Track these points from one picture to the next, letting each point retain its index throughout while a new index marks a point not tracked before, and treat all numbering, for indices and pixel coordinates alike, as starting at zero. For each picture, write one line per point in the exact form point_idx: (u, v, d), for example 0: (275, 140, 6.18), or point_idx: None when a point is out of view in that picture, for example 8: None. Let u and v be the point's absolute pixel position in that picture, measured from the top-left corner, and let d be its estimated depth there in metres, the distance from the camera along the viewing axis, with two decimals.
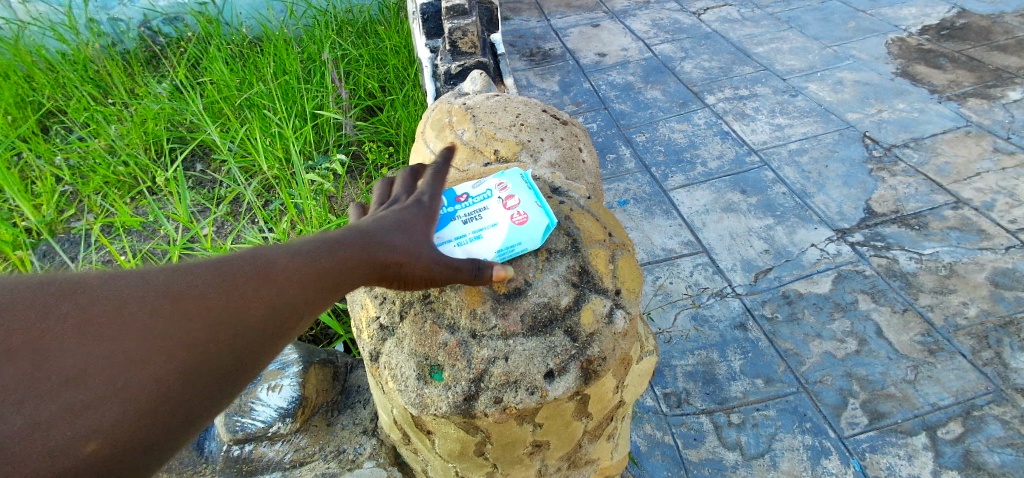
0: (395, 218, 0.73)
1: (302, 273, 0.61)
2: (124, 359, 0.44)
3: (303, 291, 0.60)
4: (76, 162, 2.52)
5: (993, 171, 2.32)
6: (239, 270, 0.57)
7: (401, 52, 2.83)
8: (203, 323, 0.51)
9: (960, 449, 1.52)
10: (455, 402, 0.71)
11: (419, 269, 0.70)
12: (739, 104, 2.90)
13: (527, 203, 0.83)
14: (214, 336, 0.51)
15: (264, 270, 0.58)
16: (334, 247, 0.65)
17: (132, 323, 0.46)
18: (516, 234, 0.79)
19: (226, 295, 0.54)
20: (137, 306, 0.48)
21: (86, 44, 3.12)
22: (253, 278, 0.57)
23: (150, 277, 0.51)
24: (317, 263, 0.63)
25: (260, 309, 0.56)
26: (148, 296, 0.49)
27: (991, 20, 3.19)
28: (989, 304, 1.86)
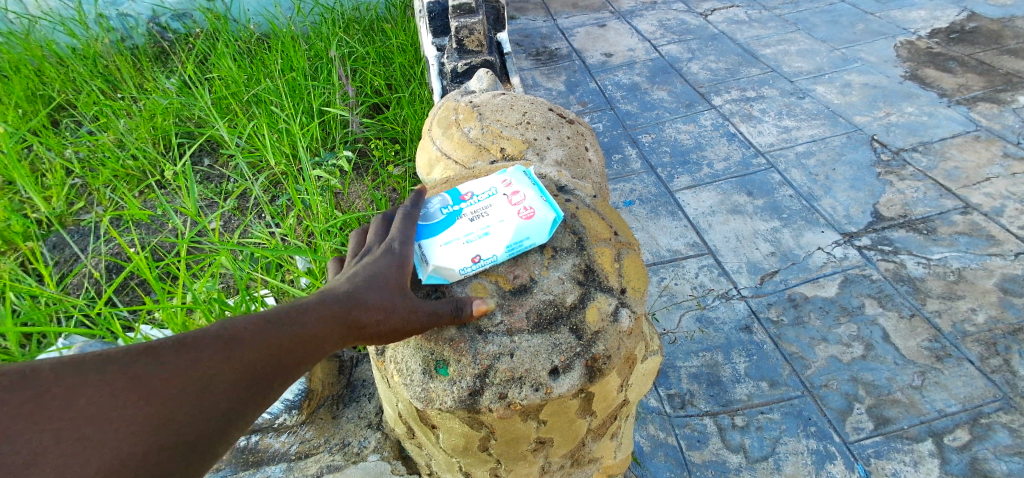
0: (373, 268, 0.71)
1: (273, 341, 0.63)
2: (88, 442, 0.49)
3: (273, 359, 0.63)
4: (86, 156, 2.53)
5: (1003, 176, 2.30)
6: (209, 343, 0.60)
7: (408, 50, 2.84)
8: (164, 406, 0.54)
9: (966, 457, 1.51)
10: (460, 397, 0.72)
11: (399, 323, 0.68)
12: (746, 105, 2.89)
13: (533, 198, 0.83)
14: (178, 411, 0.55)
15: (233, 343, 0.61)
16: (310, 309, 0.67)
17: (94, 409, 0.51)
18: (524, 229, 0.78)
19: (194, 370, 0.58)
20: (105, 391, 0.53)
21: (96, 39, 3.14)
22: (220, 353, 0.60)
23: (124, 357, 0.56)
24: (289, 328, 0.65)
25: (226, 382, 0.59)
26: (118, 379, 0.54)
27: (1002, 24, 3.17)
28: (997, 311, 1.84)
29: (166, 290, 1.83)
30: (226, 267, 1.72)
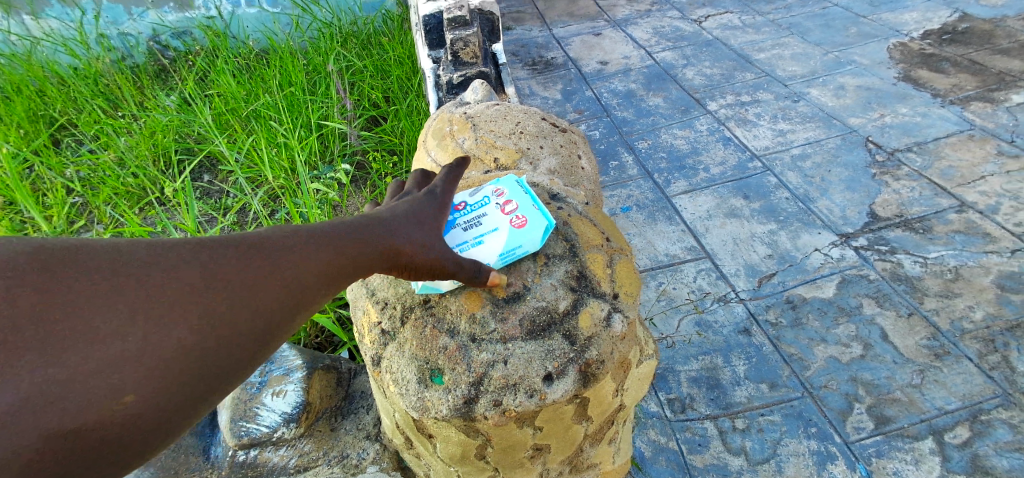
0: (409, 208, 0.75)
1: (317, 253, 0.63)
2: (153, 318, 0.49)
3: (308, 280, 0.61)
4: (87, 174, 2.56)
5: (998, 174, 2.31)
6: (244, 257, 0.58)
7: (405, 62, 2.87)
8: (222, 297, 0.54)
9: (968, 454, 1.51)
10: (455, 405, 0.73)
11: (431, 259, 0.71)
12: (741, 110, 2.91)
13: (526, 207, 0.84)
14: (213, 323, 0.53)
15: (283, 249, 0.61)
16: (345, 234, 0.66)
17: (157, 289, 0.51)
18: (516, 238, 0.80)
19: (229, 281, 0.56)
20: (167, 274, 0.52)
21: (97, 58, 3.19)
22: (272, 256, 0.60)
23: (155, 259, 0.53)
24: (326, 250, 0.64)
25: (281, 283, 0.59)
26: (157, 279, 0.51)
27: (994, 24, 3.19)
28: (994, 308, 1.84)
29: None
30: None
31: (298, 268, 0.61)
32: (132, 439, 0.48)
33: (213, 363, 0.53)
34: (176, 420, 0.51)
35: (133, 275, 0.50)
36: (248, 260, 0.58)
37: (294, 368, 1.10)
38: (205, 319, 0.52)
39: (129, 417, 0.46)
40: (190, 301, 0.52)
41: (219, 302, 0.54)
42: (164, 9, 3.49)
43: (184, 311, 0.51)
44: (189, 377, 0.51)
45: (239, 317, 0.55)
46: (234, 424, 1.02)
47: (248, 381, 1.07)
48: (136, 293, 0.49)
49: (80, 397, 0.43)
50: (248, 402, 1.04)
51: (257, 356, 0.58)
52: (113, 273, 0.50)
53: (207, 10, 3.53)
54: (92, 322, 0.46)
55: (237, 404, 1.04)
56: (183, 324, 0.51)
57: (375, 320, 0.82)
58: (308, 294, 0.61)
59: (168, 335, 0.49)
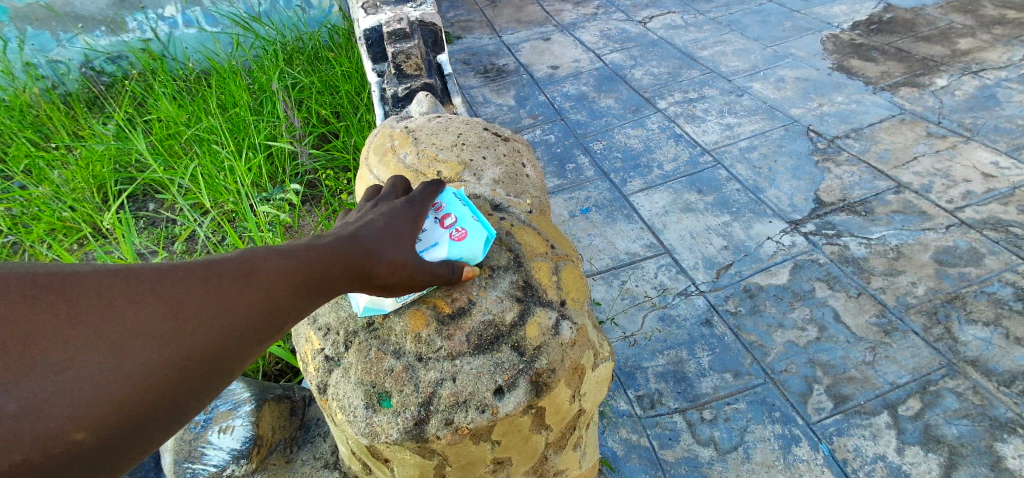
0: (384, 222, 0.75)
1: (300, 259, 0.64)
2: (151, 315, 0.49)
3: (294, 287, 0.62)
4: (17, 211, 2.40)
5: (928, 154, 2.44)
6: (228, 267, 0.58)
7: (353, 76, 2.81)
8: (215, 297, 0.55)
9: (920, 424, 1.57)
10: (405, 428, 0.70)
11: (407, 278, 0.72)
12: (689, 106, 2.98)
13: (465, 219, 0.82)
14: (209, 328, 0.53)
15: (266, 255, 0.62)
16: (324, 246, 0.67)
17: (152, 290, 0.51)
18: (457, 251, 0.78)
19: (219, 288, 0.55)
20: (157, 277, 0.52)
21: (24, 89, 3.02)
22: (258, 259, 0.61)
23: (137, 268, 0.51)
24: (310, 259, 0.64)
25: (271, 283, 0.60)
26: (148, 282, 0.51)
27: (915, 13, 3.38)
28: (935, 282, 1.94)
29: None
30: None
31: (287, 275, 0.61)
32: (123, 444, 0.46)
33: (207, 367, 0.52)
34: (164, 423, 0.50)
35: (124, 284, 0.49)
36: (235, 268, 0.58)
37: (242, 402, 1.06)
38: (199, 325, 0.52)
39: (124, 422, 0.45)
40: (185, 301, 0.52)
41: (212, 309, 0.54)
42: (94, 33, 3.32)
43: (176, 318, 0.51)
44: (184, 383, 0.50)
45: (232, 322, 0.55)
46: (178, 467, 0.99)
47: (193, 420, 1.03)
48: (127, 300, 0.49)
49: (81, 401, 0.42)
50: (192, 442, 1.00)
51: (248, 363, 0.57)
52: (103, 281, 0.49)
53: (142, 32, 3.39)
54: (87, 330, 0.45)
55: (180, 445, 1.00)
56: (176, 331, 0.50)
57: (318, 347, 0.79)
58: (296, 301, 0.62)
59: (162, 342, 0.49)
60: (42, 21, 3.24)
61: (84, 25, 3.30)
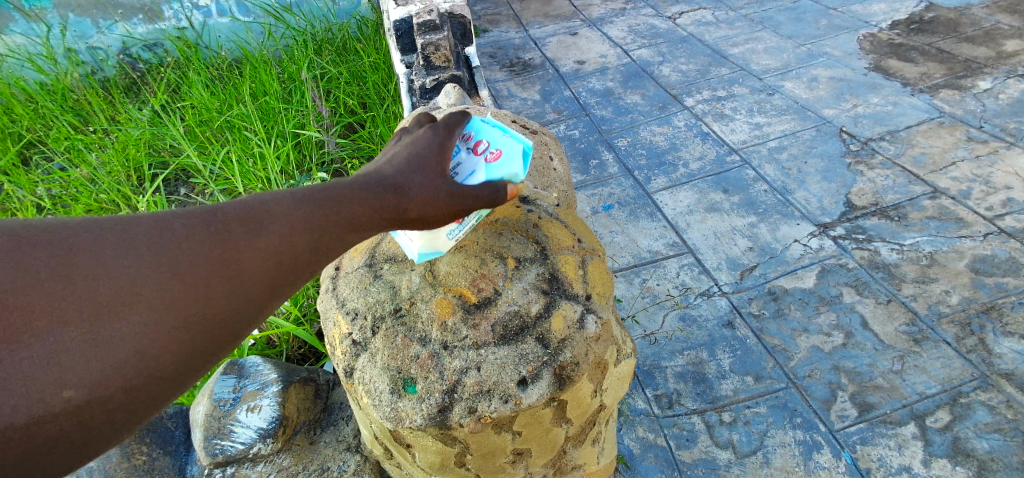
0: (410, 155, 0.72)
1: (314, 209, 0.62)
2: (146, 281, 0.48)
3: (306, 239, 0.60)
4: (58, 191, 2.48)
5: (968, 159, 2.35)
6: (232, 227, 0.56)
7: (381, 68, 2.84)
8: (216, 257, 0.53)
9: (948, 437, 1.53)
10: (430, 414, 0.71)
11: (444, 207, 0.70)
12: (717, 105, 2.93)
13: (496, 139, 0.79)
14: (212, 288, 0.52)
15: (274, 207, 0.60)
16: (343, 192, 0.65)
17: (148, 254, 0.49)
18: (496, 171, 0.75)
19: (224, 245, 0.54)
20: (154, 242, 0.51)
21: (65, 74, 3.12)
22: (266, 213, 0.59)
23: (133, 233, 0.50)
24: (323, 208, 0.62)
25: (280, 238, 0.58)
26: (143, 246, 0.50)
27: (959, 12, 3.26)
28: (969, 291, 1.88)
29: None
30: None
31: (297, 228, 0.59)
32: (134, 406, 0.47)
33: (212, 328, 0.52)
34: (174, 387, 0.50)
35: (122, 246, 0.49)
36: (241, 222, 0.56)
37: (269, 383, 1.08)
38: (203, 286, 0.51)
39: (127, 386, 0.45)
40: (184, 264, 0.51)
41: (214, 267, 0.52)
42: (132, 21, 3.42)
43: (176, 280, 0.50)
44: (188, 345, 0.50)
45: (239, 281, 0.54)
46: (208, 442, 1.01)
47: (222, 398, 1.05)
48: (124, 262, 0.48)
49: (78, 368, 0.43)
50: (222, 419, 1.02)
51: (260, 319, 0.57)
52: (102, 244, 0.48)
53: (177, 21, 3.47)
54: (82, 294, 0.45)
55: (210, 422, 1.02)
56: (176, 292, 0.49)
57: (346, 331, 0.81)
58: (309, 254, 0.60)
59: (161, 304, 0.48)
60: (84, 8, 3.35)
61: (123, 12, 3.39)
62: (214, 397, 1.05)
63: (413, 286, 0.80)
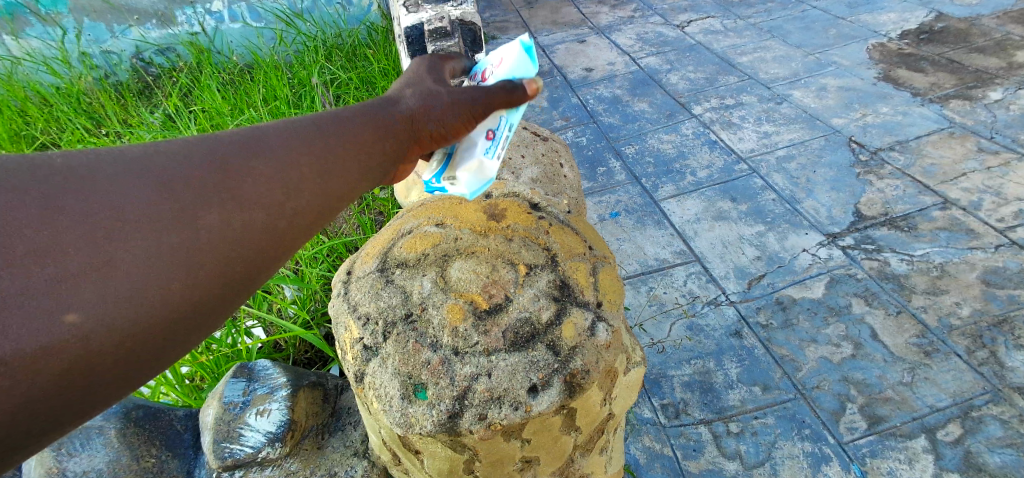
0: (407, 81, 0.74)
1: (328, 138, 0.58)
2: (153, 209, 0.43)
3: (323, 168, 0.56)
4: None
5: (979, 171, 2.34)
6: (245, 154, 0.51)
7: (390, 74, 2.86)
8: (231, 186, 0.48)
9: (960, 451, 1.51)
10: (439, 420, 0.71)
11: (456, 110, 0.71)
12: (725, 113, 2.93)
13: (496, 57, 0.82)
14: (227, 208, 0.47)
15: (291, 134, 0.56)
16: (354, 120, 0.62)
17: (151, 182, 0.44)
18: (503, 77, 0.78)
19: (234, 166, 0.49)
20: (159, 168, 0.45)
21: (80, 77, 3.17)
22: (282, 142, 0.54)
23: (135, 160, 0.45)
24: (338, 139, 0.59)
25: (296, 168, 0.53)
26: (146, 171, 0.45)
27: (969, 23, 3.25)
28: (981, 303, 1.86)
29: None
30: None
31: (306, 151, 0.55)
32: (144, 351, 0.42)
33: (234, 250, 0.47)
34: (189, 333, 0.45)
35: (120, 168, 0.44)
36: (244, 143, 0.52)
37: (278, 387, 1.10)
38: (215, 203, 0.46)
39: (141, 327, 0.41)
40: (194, 191, 0.46)
41: (225, 186, 0.48)
42: (147, 26, 3.47)
43: (183, 197, 0.45)
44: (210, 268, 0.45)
45: (255, 200, 0.49)
46: (217, 446, 1.00)
47: (231, 402, 1.05)
48: (124, 187, 0.43)
49: (87, 288, 0.38)
50: (231, 422, 1.03)
51: (288, 246, 0.52)
52: (94, 173, 0.43)
53: (190, 26, 3.52)
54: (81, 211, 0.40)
55: (219, 425, 1.02)
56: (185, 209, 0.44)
57: (357, 336, 0.81)
58: (323, 177, 0.56)
59: (172, 222, 0.43)
60: (99, 13, 3.40)
61: (138, 17, 3.44)
62: (223, 400, 1.05)
63: (424, 292, 0.82)
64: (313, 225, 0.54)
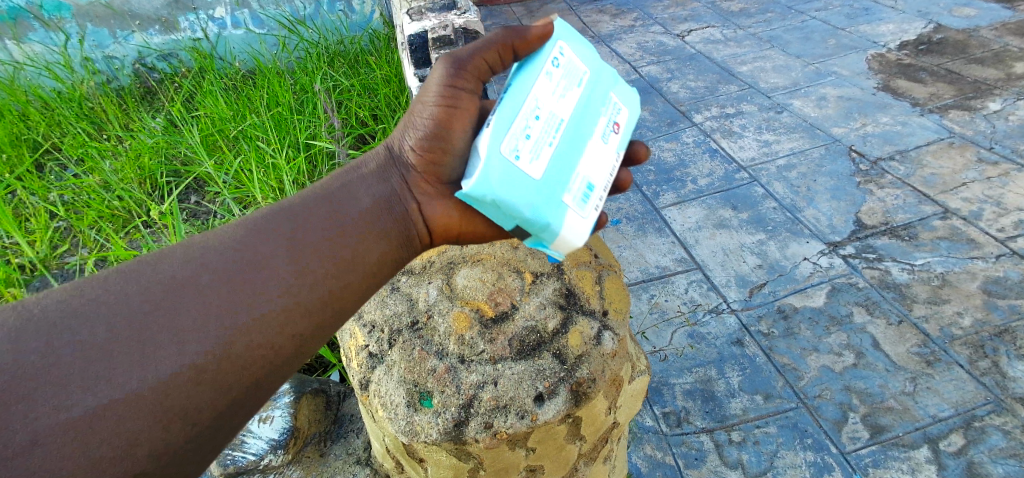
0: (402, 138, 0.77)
1: (292, 238, 0.66)
2: (133, 352, 0.54)
3: (288, 271, 0.64)
4: (71, 198, 2.51)
5: (979, 181, 2.35)
6: (210, 277, 0.61)
7: (393, 80, 2.86)
8: (198, 310, 0.59)
9: (963, 461, 1.50)
10: (445, 429, 0.70)
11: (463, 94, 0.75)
12: (726, 122, 2.94)
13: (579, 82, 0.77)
14: (197, 334, 0.57)
15: (257, 245, 0.64)
16: (324, 209, 0.70)
17: (134, 323, 0.56)
18: None
19: (202, 291, 0.60)
20: (139, 309, 0.57)
21: (81, 82, 3.17)
22: (247, 256, 0.63)
23: (121, 306, 0.57)
24: (306, 236, 0.67)
25: (260, 280, 0.62)
26: (128, 313, 0.56)
27: (967, 34, 3.28)
28: (983, 313, 1.86)
29: None
30: None
31: (256, 261, 0.63)
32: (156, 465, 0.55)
33: (201, 375, 0.57)
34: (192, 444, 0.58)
35: (108, 315, 0.56)
36: (190, 272, 0.61)
37: (281, 394, 1.09)
38: (165, 340, 0.56)
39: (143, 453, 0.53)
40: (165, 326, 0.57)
41: (174, 320, 0.57)
42: (149, 31, 3.48)
43: (142, 342, 0.55)
44: (185, 394, 0.56)
45: (202, 324, 0.58)
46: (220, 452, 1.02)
47: None
48: (111, 334, 0.55)
49: (68, 449, 0.49)
50: None
51: (262, 352, 0.61)
52: (89, 321, 0.55)
53: (193, 32, 3.53)
54: (71, 379, 0.52)
55: None
56: (145, 354, 0.55)
57: (362, 343, 0.81)
58: (270, 285, 0.63)
59: (148, 361, 0.54)
60: (102, 19, 3.40)
61: (140, 22, 3.45)
62: None
63: (431, 299, 0.82)
64: (279, 328, 0.62)
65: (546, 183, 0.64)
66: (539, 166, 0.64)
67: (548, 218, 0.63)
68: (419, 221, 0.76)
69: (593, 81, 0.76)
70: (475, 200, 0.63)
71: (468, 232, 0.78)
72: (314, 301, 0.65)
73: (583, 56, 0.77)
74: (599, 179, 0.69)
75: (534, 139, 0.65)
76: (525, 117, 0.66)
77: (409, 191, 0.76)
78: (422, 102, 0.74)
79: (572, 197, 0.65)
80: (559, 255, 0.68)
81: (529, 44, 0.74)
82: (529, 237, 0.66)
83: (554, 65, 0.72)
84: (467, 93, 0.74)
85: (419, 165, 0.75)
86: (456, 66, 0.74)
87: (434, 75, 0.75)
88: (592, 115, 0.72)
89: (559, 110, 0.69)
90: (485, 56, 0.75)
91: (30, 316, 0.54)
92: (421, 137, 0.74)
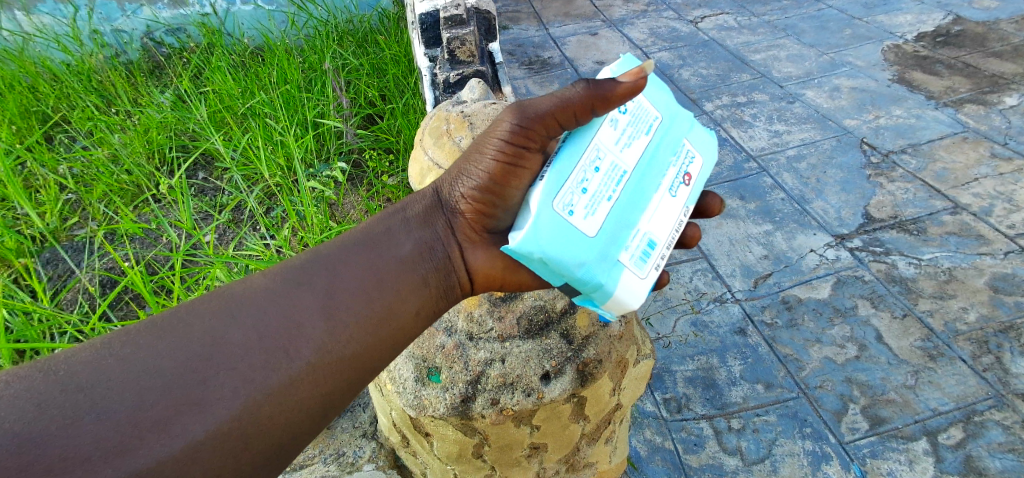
0: (455, 177, 0.66)
1: (331, 288, 0.59)
2: (157, 409, 0.47)
3: (327, 323, 0.57)
4: (80, 171, 2.51)
5: (991, 176, 2.32)
6: (244, 327, 0.54)
7: (402, 60, 2.84)
8: (229, 363, 0.51)
9: (961, 455, 1.51)
10: (452, 404, 0.73)
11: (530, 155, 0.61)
12: (737, 111, 2.91)
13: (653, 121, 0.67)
14: (228, 390, 0.50)
15: (293, 295, 0.57)
16: (365, 252, 0.62)
17: (157, 378, 0.48)
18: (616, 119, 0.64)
19: (236, 342, 0.53)
20: (166, 360, 0.50)
21: (90, 55, 3.16)
22: (284, 305, 0.56)
23: (146, 358, 0.49)
24: (346, 284, 0.59)
25: (295, 331, 0.55)
26: (152, 366, 0.49)
27: (986, 27, 3.21)
28: (988, 309, 1.86)
29: (161, 305, 1.82)
30: (221, 278, 1.80)
31: (294, 311, 0.56)
32: None
33: (228, 438, 0.49)
34: None
35: (128, 368, 0.48)
36: (218, 323, 0.54)
37: None
38: (194, 398, 0.48)
39: None
40: (193, 380, 0.49)
41: (204, 374, 0.50)
42: (158, 5, 3.45)
43: (168, 404, 0.47)
44: (212, 457, 0.48)
45: (236, 379, 0.51)
46: None
47: None
48: (132, 388, 0.47)
49: None
50: None
51: (290, 415, 0.54)
52: (108, 374, 0.48)
53: (201, 7, 3.49)
54: (84, 439, 0.44)
55: None
56: (173, 416, 0.47)
57: None
58: (307, 338, 0.55)
59: (174, 421, 0.47)
60: None
61: None
62: None
63: None
64: (310, 385, 0.55)
65: (603, 241, 0.57)
66: (595, 222, 0.56)
67: (602, 279, 0.56)
68: (462, 271, 0.67)
69: (665, 126, 0.66)
70: (522, 256, 0.55)
71: (513, 282, 0.69)
72: (352, 356, 0.58)
73: (655, 99, 0.67)
74: (661, 234, 0.61)
75: (592, 192, 0.57)
76: (583, 168, 0.57)
77: (455, 235, 0.67)
78: (481, 151, 0.62)
79: (630, 256, 0.58)
80: (610, 314, 0.62)
81: (611, 102, 0.58)
82: (578, 295, 0.60)
83: (621, 111, 0.62)
84: (534, 151, 0.61)
85: (467, 212, 0.65)
86: (523, 120, 0.60)
87: (499, 122, 0.61)
88: (660, 166, 0.63)
89: (623, 160, 0.60)
90: (559, 115, 0.58)
91: (47, 376, 0.47)
92: (472, 187, 0.63)
